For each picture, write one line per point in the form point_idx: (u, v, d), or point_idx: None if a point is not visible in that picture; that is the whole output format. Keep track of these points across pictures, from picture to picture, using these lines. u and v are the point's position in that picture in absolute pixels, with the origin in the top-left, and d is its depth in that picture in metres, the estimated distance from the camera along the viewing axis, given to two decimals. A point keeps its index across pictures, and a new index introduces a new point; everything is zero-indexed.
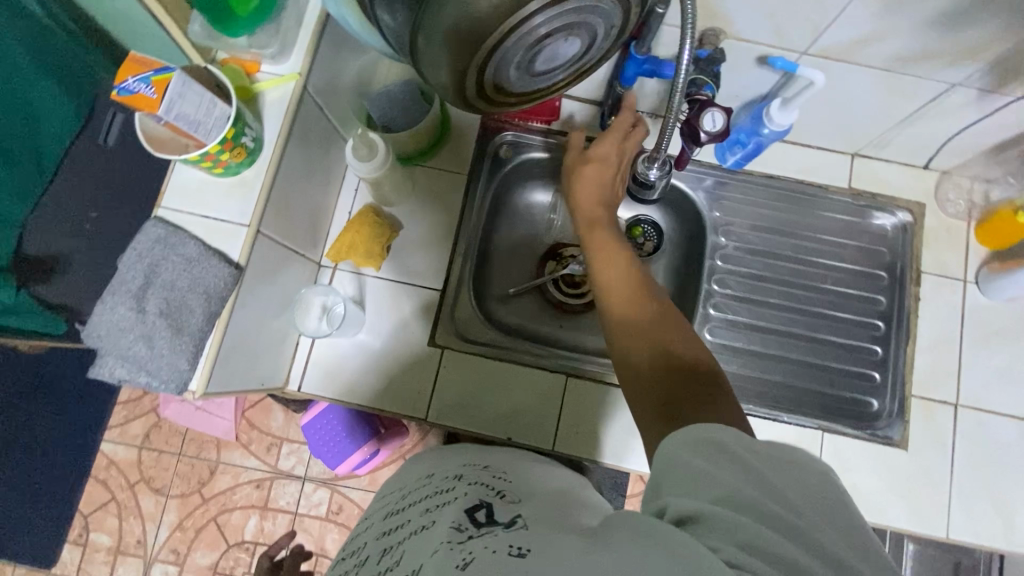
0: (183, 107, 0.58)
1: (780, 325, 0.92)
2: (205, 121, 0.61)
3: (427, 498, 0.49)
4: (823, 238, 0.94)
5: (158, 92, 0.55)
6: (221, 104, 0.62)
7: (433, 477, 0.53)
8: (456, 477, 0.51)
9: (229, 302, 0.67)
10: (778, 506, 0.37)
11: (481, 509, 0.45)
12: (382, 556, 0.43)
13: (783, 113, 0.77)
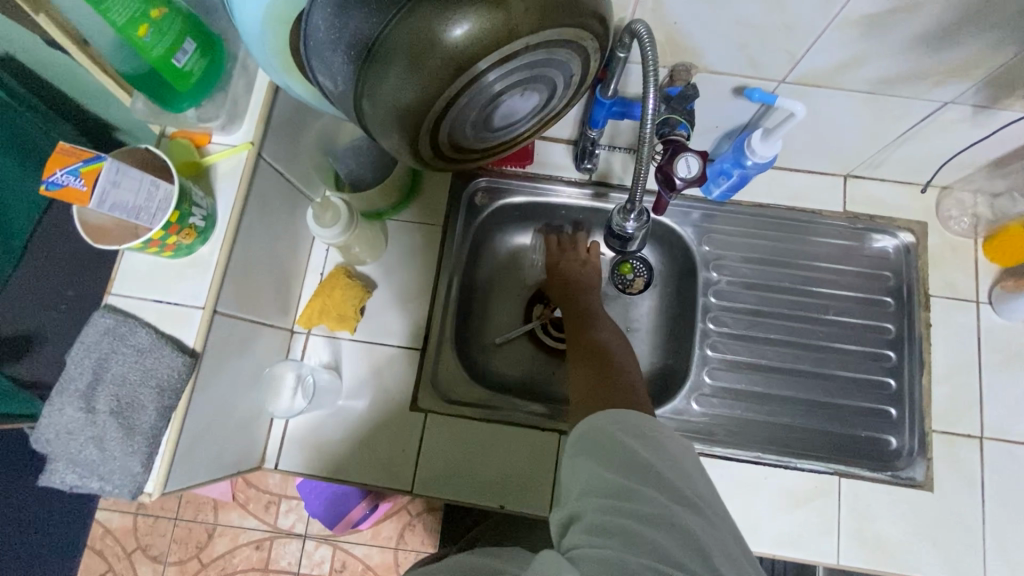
0: (119, 195, 0.54)
1: (784, 362, 0.86)
2: (147, 206, 0.57)
3: None
4: (821, 265, 0.89)
5: (89, 185, 0.51)
6: (164, 184, 0.58)
7: None
8: None
9: (186, 394, 0.63)
10: (653, 494, 0.43)
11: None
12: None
13: (766, 144, 0.73)
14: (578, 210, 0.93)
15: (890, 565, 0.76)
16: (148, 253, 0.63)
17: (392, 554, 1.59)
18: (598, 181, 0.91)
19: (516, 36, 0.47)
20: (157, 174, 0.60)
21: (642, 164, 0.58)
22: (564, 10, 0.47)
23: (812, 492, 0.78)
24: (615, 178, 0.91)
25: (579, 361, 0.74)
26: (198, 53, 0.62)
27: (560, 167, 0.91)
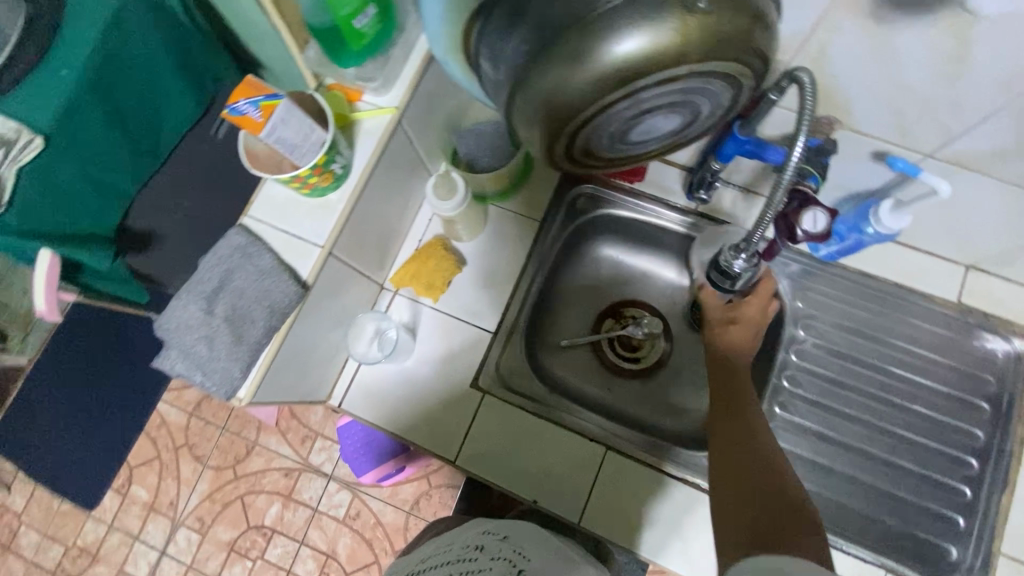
0: (283, 132, 0.61)
1: (853, 440, 0.83)
2: (302, 146, 0.63)
3: (449, 565, 0.50)
4: (917, 351, 0.85)
5: (263, 116, 0.59)
6: (319, 130, 0.64)
7: (455, 545, 0.55)
8: (479, 546, 0.52)
9: (290, 318, 0.69)
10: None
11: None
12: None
13: (895, 216, 0.71)
14: (675, 237, 0.93)
15: None
16: (291, 189, 0.69)
17: (404, 517, 1.65)
18: (703, 213, 0.91)
19: (681, 62, 0.48)
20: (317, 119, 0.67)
21: (767, 211, 0.57)
22: (734, 44, 0.48)
23: None
24: (721, 214, 0.90)
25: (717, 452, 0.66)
26: (374, 18, 0.68)
27: (668, 192, 0.92)
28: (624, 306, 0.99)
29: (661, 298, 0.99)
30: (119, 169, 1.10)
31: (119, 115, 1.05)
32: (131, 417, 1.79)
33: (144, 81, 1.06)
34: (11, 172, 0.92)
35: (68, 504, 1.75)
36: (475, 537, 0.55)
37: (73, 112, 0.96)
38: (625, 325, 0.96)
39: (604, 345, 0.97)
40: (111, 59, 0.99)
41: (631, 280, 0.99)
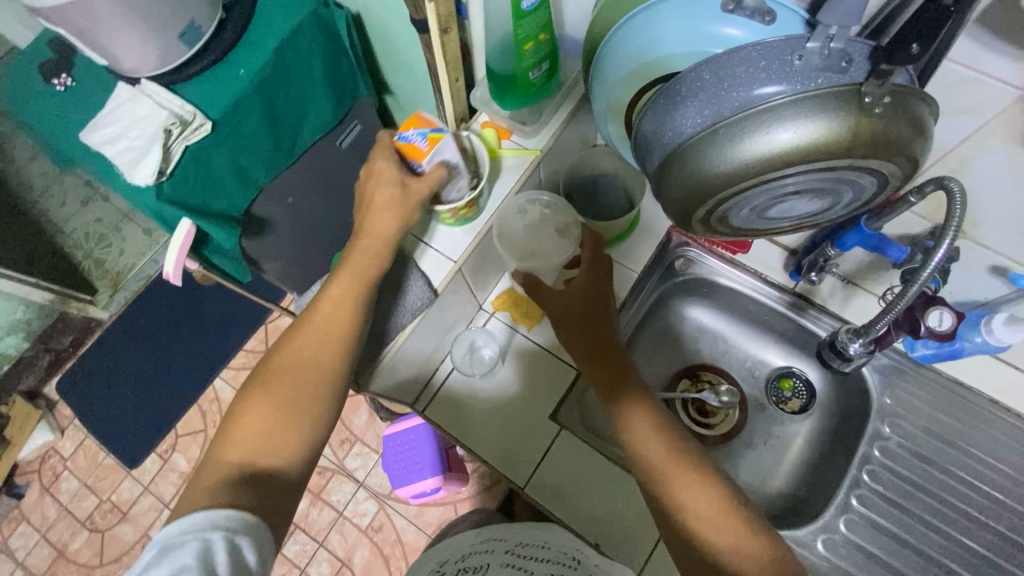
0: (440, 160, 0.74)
1: (930, 549, 0.81)
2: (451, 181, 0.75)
3: (551, 564, 0.65)
4: (1008, 472, 0.83)
5: (428, 147, 0.72)
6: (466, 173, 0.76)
7: (551, 548, 0.70)
8: (574, 556, 0.67)
9: (417, 320, 0.78)
10: None
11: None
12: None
13: (1009, 329, 0.72)
14: (768, 310, 0.96)
15: None
16: (437, 219, 0.80)
17: (424, 540, 1.65)
18: (799, 293, 0.93)
19: (846, 155, 0.53)
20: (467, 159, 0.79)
21: (897, 301, 0.61)
22: (896, 149, 0.53)
23: None
24: (818, 298, 0.92)
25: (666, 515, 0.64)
26: (544, 74, 0.77)
27: (768, 268, 0.95)
28: (702, 370, 1.00)
29: (742, 368, 1.00)
30: (261, 161, 1.20)
31: (273, 113, 1.17)
32: (184, 388, 1.82)
33: (301, 87, 1.19)
34: (180, 148, 1.02)
35: (109, 459, 1.77)
36: (571, 548, 0.69)
37: (240, 104, 1.07)
38: (699, 389, 0.98)
39: (678, 404, 0.97)
40: (278, 66, 1.11)
41: (713, 347, 1.01)
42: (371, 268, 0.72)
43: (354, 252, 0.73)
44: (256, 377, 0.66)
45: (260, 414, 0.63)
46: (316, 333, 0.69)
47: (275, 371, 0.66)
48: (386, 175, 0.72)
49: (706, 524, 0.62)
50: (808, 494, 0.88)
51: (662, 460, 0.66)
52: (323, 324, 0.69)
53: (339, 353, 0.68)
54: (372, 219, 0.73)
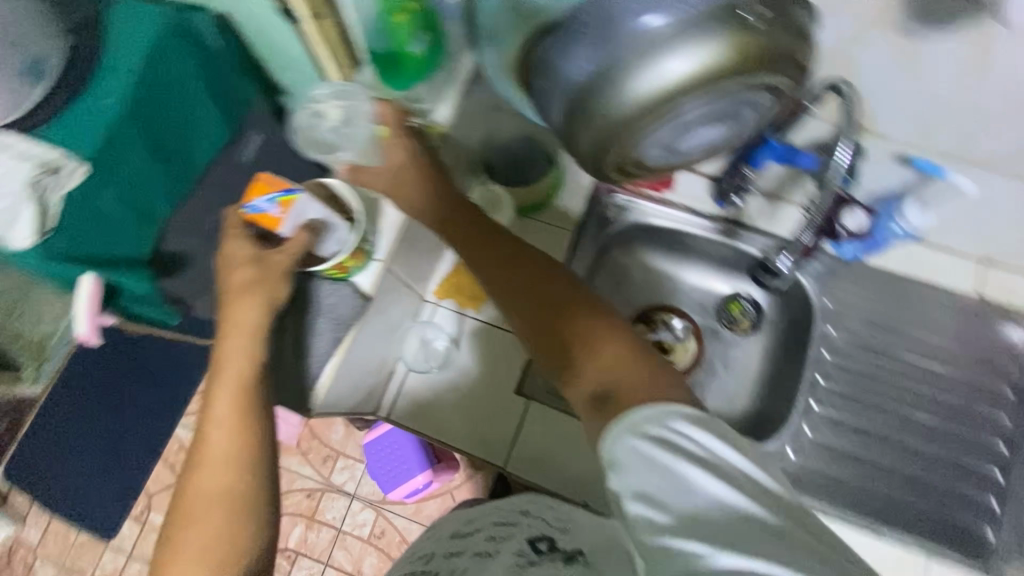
0: (305, 220, 0.69)
1: (888, 430, 0.86)
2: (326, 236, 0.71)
3: (491, 524, 0.57)
4: (942, 344, 0.89)
5: (282, 213, 0.67)
6: (337, 220, 0.70)
7: (498, 506, 0.61)
8: (522, 509, 0.59)
9: (353, 332, 0.74)
10: None
11: (545, 541, 0.52)
12: (446, 563, 0.53)
13: (921, 214, 0.75)
14: (705, 241, 0.97)
15: None
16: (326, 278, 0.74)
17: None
18: (730, 218, 0.94)
19: (737, 76, 0.52)
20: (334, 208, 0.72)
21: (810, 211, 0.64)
22: (783, 61, 0.53)
23: (898, 564, 0.78)
24: (747, 219, 0.94)
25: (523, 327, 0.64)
26: (428, 45, 0.75)
27: (698, 199, 0.96)
28: (655, 311, 1.01)
29: (692, 302, 1.01)
30: (156, 193, 1.10)
31: (156, 138, 1.06)
32: (144, 445, 1.71)
33: (180, 104, 1.09)
34: (56, 199, 0.92)
35: (82, 537, 1.67)
36: (519, 502, 0.60)
37: (114, 137, 0.97)
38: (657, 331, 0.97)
39: None
40: (150, 90, 1.01)
41: (662, 287, 1.02)
42: (248, 366, 0.65)
43: (221, 357, 0.66)
44: (170, 522, 0.60)
45: (184, 567, 0.56)
46: (214, 458, 0.61)
47: (185, 507, 0.59)
48: (238, 254, 0.66)
49: (558, 317, 0.62)
50: (774, 406, 0.92)
51: (511, 275, 0.66)
52: (217, 449, 0.61)
53: (247, 464, 0.61)
54: (232, 310, 0.66)
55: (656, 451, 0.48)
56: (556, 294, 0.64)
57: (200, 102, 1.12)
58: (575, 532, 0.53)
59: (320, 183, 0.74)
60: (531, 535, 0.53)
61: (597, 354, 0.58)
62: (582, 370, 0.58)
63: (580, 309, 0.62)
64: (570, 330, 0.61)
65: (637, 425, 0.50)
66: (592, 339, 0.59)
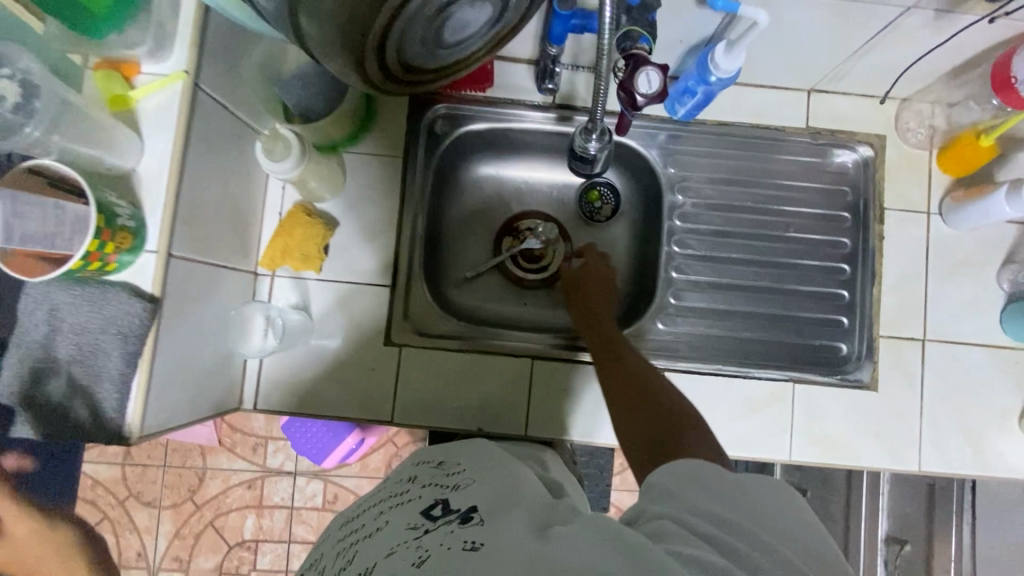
0: (25, 227, 0.54)
1: (745, 280, 0.89)
2: (60, 231, 0.55)
3: (382, 502, 0.51)
4: (784, 183, 0.91)
5: None
6: (72, 205, 0.55)
7: (393, 482, 0.56)
8: (410, 478, 0.54)
9: (150, 340, 0.60)
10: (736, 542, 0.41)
11: (436, 508, 0.47)
12: (337, 558, 0.46)
13: (730, 57, 0.72)
14: (543, 134, 0.90)
15: (836, 458, 0.84)
16: (99, 276, 0.59)
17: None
18: (559, 104, 0.88)
19: None
20: (62, 195, 0.55)
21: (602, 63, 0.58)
22: None
23: (767, 398, 0.84)
24: (578, 101, 0.88)
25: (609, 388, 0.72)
26: None
27: (522, 90, 0.88)
28: (518, 221, 0.95)
29: (550, 201, 0.97)
30: None
31: None
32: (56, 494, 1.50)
33: None
34: None
35: None
36: (408, 470, 0.56)
37: None
38: (524, 238, 0.93)
39: (509, 263, 0.93)
40: None
41: (516, 193, 0.96)
42: None
43: None
44: None
45: None
46: None
47: None
48: None
49: (631, 389, 0.70)
50: (642, 284, 0.92)
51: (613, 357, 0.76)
52: None
53: None
54: None
55: (700, 476, 0.47)
56: (649, 381, 0.71)
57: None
58: (471, 487, 0.49)
59: (32, 170, 0.54)
60: (426, 499, 0.49)
61: (656, 423, 0.63)
62: (630, 428, 0.65)
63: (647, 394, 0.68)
64: (635, 406, 0.67)
65: (688, 471, 0.48)
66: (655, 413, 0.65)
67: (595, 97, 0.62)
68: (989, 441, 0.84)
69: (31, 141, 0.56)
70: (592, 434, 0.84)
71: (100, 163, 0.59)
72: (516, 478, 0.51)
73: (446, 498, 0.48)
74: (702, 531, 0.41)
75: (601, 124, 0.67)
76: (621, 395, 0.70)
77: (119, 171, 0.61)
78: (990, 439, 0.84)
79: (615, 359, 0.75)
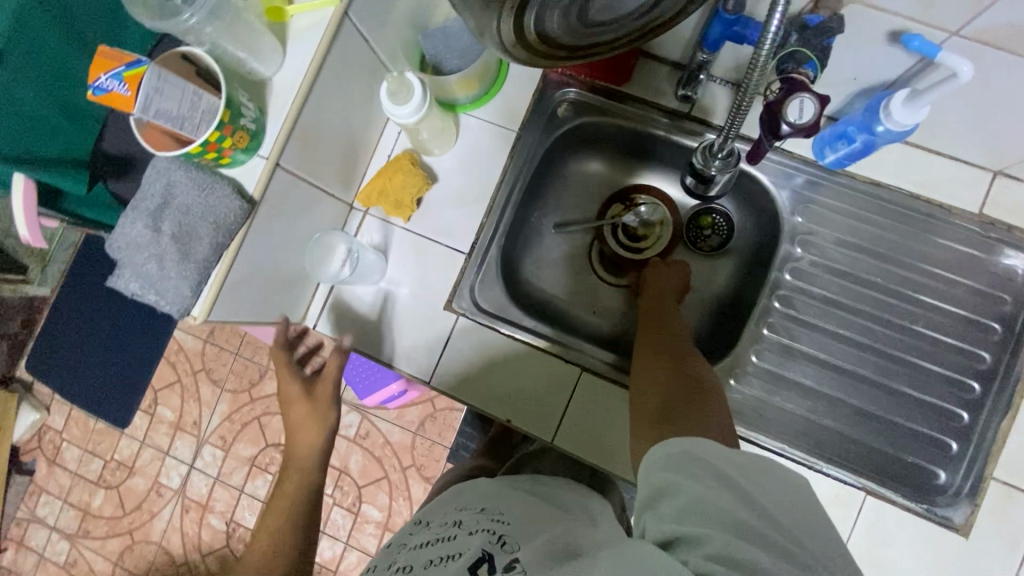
0: (162, 102, 0.57)
1: (847, 363, 0.78)
2: (191, 116, 0.59)
3: (432, 547, 0.53)
4: (930, 270, 0.77)
5: (131, 89, 0.55)
6: (208, 96, 0.60)
7: (440, 524, 0.58)
8: (458, 524, 0.56)
9: (239, 235, 0.65)
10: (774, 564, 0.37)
11: (483, 564, 0.47)
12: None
13: (909, 110, 0.62)
14: (668, 144, 0.84)
15: None
16: (214, 167, 0.64)
17: (411, 438, 1.51)
18: (694, 116, 0.81)
19: None
20: (200, 84, 0.61)
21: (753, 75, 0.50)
22: None
23: (829, 499, 0.74)
24: (714, 118, 0.81)
25: (648, 358, 0.72)
26: None
27: (657, 94, 0.82)
28: (637, 192, 0.90)
29: None
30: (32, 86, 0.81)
31: None
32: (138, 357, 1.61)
33: None
34: None
35: (79, 422, 1.65)
36: (458, 514, 0.59)
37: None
38: (632, 211, 0.89)
39: (609, 232, 0.89)
40: None
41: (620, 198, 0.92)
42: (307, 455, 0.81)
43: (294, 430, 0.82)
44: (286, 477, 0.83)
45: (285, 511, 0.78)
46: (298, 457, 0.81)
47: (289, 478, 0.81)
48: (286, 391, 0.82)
49: (661, 366, 0.69)
50: (722, 331, 0.84)
51: (656, 337, 0.74)
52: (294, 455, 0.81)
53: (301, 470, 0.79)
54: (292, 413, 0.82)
55: (690, 455, 0.46)
56: (687, 366, 0.68)
57: (37, 36, 0.69)
58: (513, 539, 0.51)
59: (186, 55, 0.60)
60: (472, 546, 0.50)
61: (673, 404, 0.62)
62: (653, 382, 0.67)
63: (679, 367, 0.68)
64: (663, 376, 0.67)
65: (676, 452, 0.47)
66: (691, 384, 0.65)
67: (735, 115, 0.56)
68: None
69: (185, 27, 0.59)
70: (628, 471, 0.79)
71: (244, 66, 0.64)
72: (559, 526, 0.54)
73: (492, 546, 0.49)
74: (719, 552, 0.38)
75: (730, 145, 0.61)
76: (648, 368, 0.69)
77: (258, 77, 0.65)
78: None
79: (665, 343, 0.73)
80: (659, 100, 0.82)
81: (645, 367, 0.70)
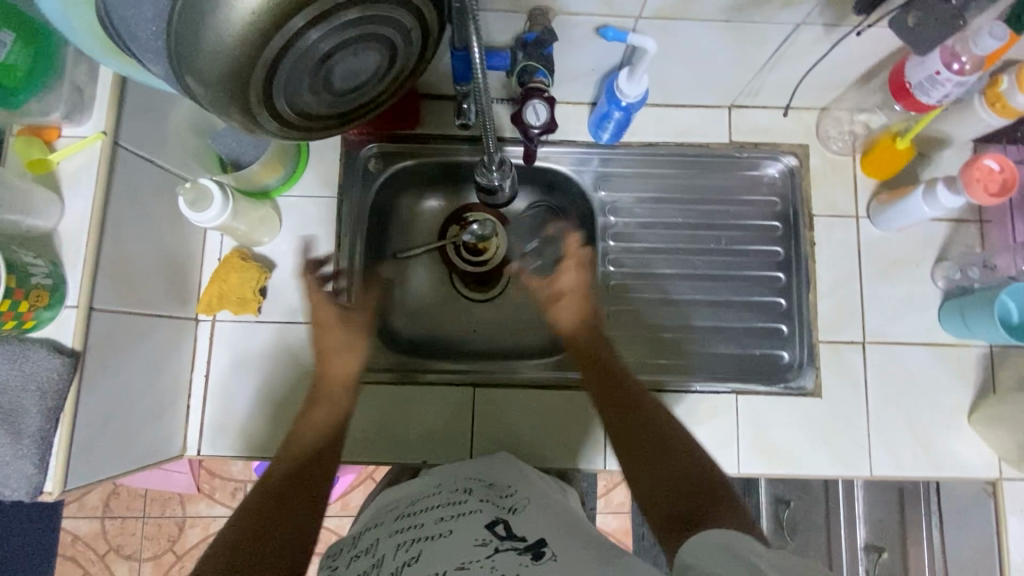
0: None
1: (685, 293, 0.90)
2: None
3: (439, 508, 0.55)
4: (716, 198, 0.92)
5: None
6: None
7: (441, 492, 0.60)
8: (466, 493, 0.59)
9: (72, 394, 0.62)
10: None
11: (496, 525, 0.51)
12: (399, 551, 0.48)
13: (632, 83, 0.76)
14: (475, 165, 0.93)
15: (786, 467, 0.84)
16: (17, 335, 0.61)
17: None
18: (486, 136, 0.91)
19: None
20: None
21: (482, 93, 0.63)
22: None
23: (710, 411, 0.84)
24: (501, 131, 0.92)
25: (626, 437, 0.65)
26: (15, 45, 0.62)
27: (449, 125, 0.91)
28: (467, 211, 0.95)
29: None
30: None
31: None
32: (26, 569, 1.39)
33: None
34: None
35: None
36: (468, 486, 0.61)
37: None
38: (465, 229, 0.93)
39: (449, 250, 0.93)
40: None
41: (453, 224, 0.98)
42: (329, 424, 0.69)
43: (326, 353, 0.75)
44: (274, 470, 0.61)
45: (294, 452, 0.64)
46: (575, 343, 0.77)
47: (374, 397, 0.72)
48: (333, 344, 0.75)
49: (641, 446, 0.64)
50: None
51: (614, 404, 0.69)
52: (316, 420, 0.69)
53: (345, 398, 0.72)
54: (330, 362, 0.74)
55: (729, 549, 0.46)
56: (658, 426, 0.65)
57: None
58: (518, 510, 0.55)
59: None
60: (485, 510, 0.53)
61: (685, 475, 0.60)
62: (652, 477, 0.61)
63: (653, 422, 0.66)
64: (644, 433, 0.65)
65: (710, 541, 0.48)
66: (668, 448, 0.63)
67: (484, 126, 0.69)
68: (938, 442, 0.84)
69: None
70: (547, 458, 0.84)
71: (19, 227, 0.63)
72: (555, 511, 0.58)
73: (506, 515, 0.53)
74: None
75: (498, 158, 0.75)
76: (635, 449, 0.64)
77: (40, 231, 0.64)
78: (939, 440, 0.84)
79: (631, 405, 0.68)
80: (453, 130, 0.91)
81: (630, 448, 0.64)
